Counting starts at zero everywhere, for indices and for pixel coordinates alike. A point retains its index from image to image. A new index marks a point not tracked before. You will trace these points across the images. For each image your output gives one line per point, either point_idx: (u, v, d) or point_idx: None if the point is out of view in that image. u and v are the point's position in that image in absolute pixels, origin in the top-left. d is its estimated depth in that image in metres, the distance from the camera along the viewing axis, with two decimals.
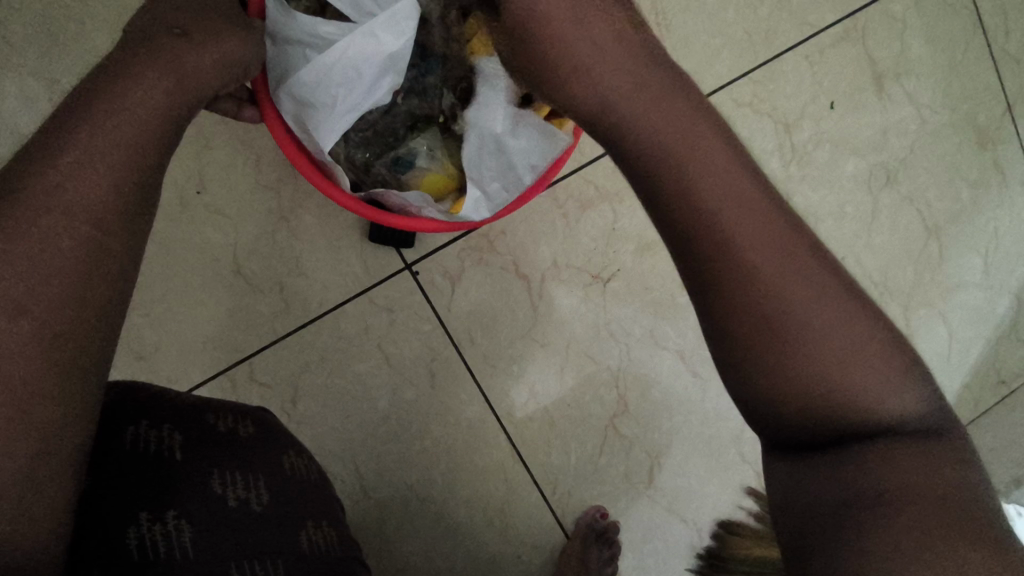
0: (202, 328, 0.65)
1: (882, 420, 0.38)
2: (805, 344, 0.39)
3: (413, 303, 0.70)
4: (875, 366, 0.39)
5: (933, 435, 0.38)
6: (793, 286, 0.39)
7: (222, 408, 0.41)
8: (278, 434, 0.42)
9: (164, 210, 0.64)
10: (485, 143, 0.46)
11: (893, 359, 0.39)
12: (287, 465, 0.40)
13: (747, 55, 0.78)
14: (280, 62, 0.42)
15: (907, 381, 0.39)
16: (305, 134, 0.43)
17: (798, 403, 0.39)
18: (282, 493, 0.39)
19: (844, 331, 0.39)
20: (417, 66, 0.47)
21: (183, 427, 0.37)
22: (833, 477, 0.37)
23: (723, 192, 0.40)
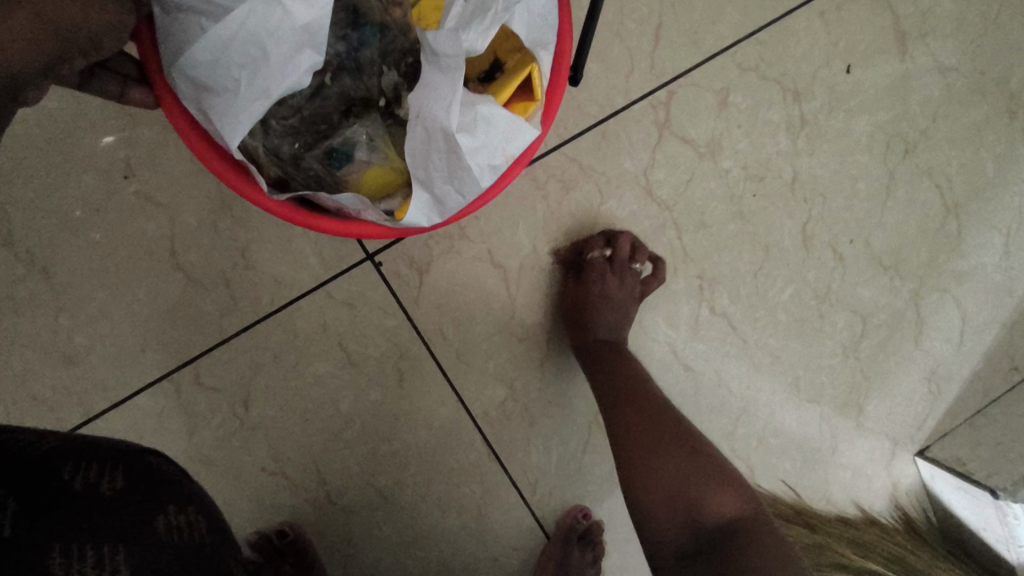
0: (137, 328, 0.59)
1: (642, 522, 0.60)
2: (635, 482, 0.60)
3: (376, 297, 0.64)
4: (649, 527, 0.59)
5: (666, 532, 0.58)
6: (628, 439, 0.62)
7: (84, 458, 0.35)
8: (154, 487, 0.36)
9: (88, 196, 0.57)
10: (434, 139, 0.36)
11: (645, 477, 0.60)
12: (161, 528, 0.34)
13: (754, 11, 0.69)
14: (173, 36, 0.34)
15: (659, 506, 0.59)
16: (211, 125, 0.36)
17: (647, 490, 0.60)
18: (151, 568, 0.32)
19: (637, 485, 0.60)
20: (348, 37, 0.39)
21: (23, 489, 0.31)
22: (654, 527, 0.59)
23: None
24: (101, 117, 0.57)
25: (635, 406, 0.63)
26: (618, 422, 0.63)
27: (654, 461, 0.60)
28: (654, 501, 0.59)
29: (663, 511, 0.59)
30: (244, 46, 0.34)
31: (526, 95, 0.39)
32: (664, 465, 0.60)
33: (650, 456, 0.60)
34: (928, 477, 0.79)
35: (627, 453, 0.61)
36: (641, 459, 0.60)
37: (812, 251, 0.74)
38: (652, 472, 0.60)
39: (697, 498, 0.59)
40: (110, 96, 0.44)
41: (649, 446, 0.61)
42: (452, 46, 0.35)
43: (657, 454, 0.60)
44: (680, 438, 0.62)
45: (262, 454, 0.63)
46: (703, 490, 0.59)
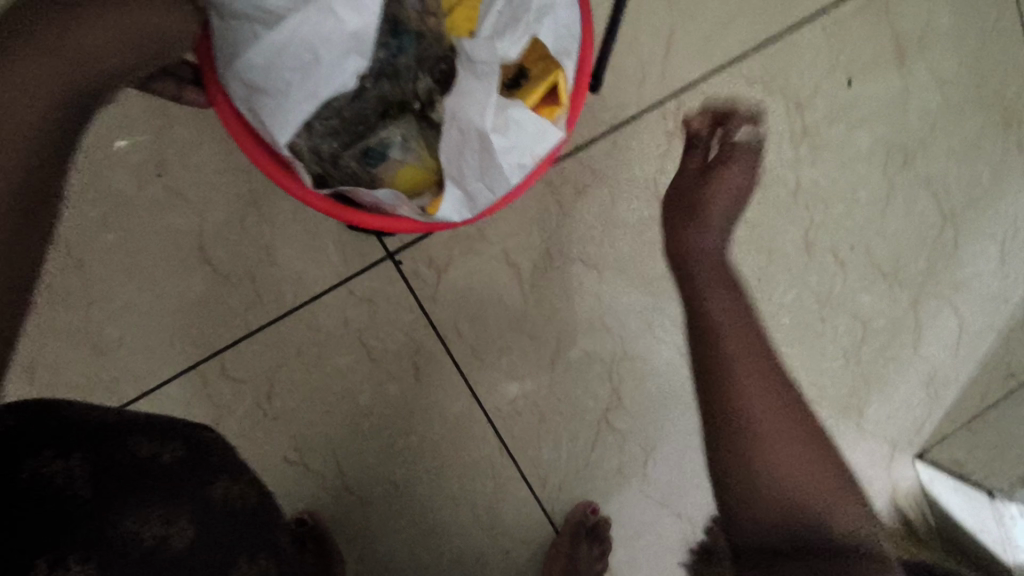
0: (165, 319, 0.62)
1: (726, 474, 0.56)
2: (746, 447, 0.54)
3: (396, 294, 0.66)
4: (750, 497, 0.54)
5: (770, 523, 0.53)
6: (757, 401, 0.56)
7: (146, 429, 0.37)
8: (209, 456, 0.38)
9: (123, 192, 0.60)
10: (468, 140, 0.39)
11: (765, 446, 0.54)
12: (220, 495, 0.37)
13: (760, 26, 0.72)
14: (228, 41, 0.37)
15: (768, 479, 0.53)
16: (260, 124, 0.38)
17: (760, 459, 0.54)
18: (212, 529, 0.35)
19: (756, 443, 0.54)
20: (388, 44, 0.42)
21: (96, 456, 0.34)
22: (753, 502, 0.54)
23: None
24: (139, 118, 0.60)
25: (750, 359, 0.57)
26: (755, 397, 0.56)
27: (769, 425, 0.55)
28: (792, 490, 0.53)
29: (766, 488, 0.53)
30: (296, 52, 0.36)
31: (551, 100, 0.41)
32: (784, 453, 0.54)
33: (771, 441, 0.54)
34: (927, 480, 0.80)
35: (756, 435, 0.55)
36: (767, 442, 0.54)
37: (814, 256, 0.76)
38: (771, 456, 0.54)
39: (818, 491, 0.54)
40: (168, 96, 0.48)
41: (771, 435, 0.55)
42: (487, 53, 0.38)
43: (773, 421, 0.55)
44: (798, 414, 0.57)
45: (282, 444, 0.65)
46: (802, 489, 0.53)
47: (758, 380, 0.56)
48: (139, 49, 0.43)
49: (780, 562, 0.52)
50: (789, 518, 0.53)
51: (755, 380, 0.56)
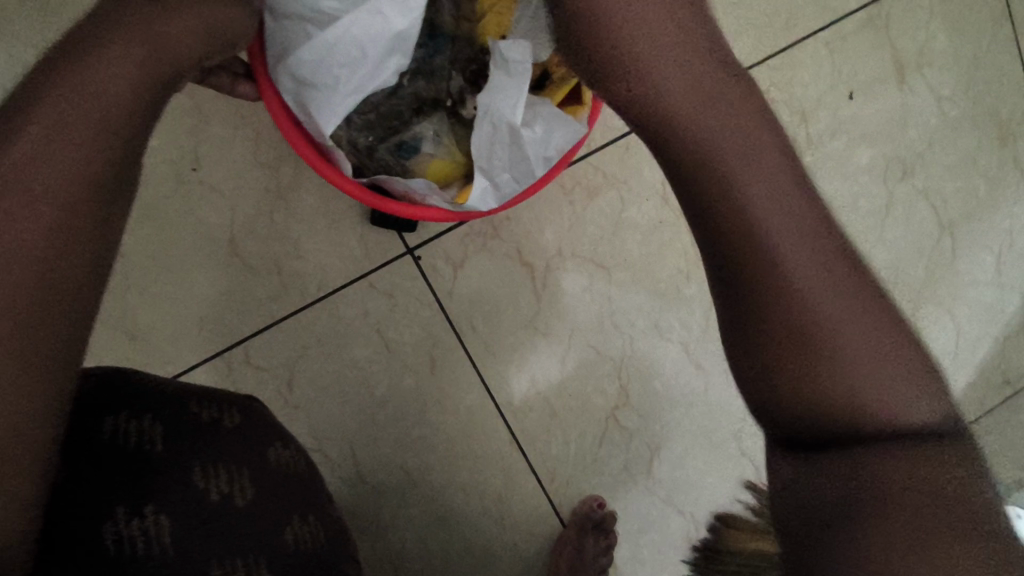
0: (195, 307, 0.64)
1: (750, 291, 0.39)
2: (759, 241, 0.39)
3: (414, 288, 0.69)
4: (834, 317, 0.38)
5: (815, 370, 0.38)
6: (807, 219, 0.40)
7: (206, 397, 0.40)
8: (262, 425, 0.41)
9: (159, 184, 0.63)
10: (499, 133, 0.43)
11: (821, 274, 0.39)
12: (273, 458, 0.39)
13: (766, 41, 0.76)
14: (280, 39, 0.41)
15: (812, 329, 0.38)
16: (307, 116, 0.41)
17: (806, 282, 0.38)
18: (269, 488, 0.38)
19: (795, 256, 0.38)
20: (426, 44, 0.45)
21: (166, 418, 0.37)
22: (809, 337, 0.38)
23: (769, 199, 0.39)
24: (178, 116, 0.63)
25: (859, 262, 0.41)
26: (782, 236, 0.39)
27: (808, 246, 0.39)
28: (868, 371, 0.38)
29: (797, 292, 0.38)
30: (346, 49, 0.40)
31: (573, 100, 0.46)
32: (864, 338, 0.38)
33: (855, 311, 0.38)
34: None
35: (805, 277, 0.38)
36: (830, 305, 0.38)
37: None
38: (841, 313, 0.38)
39: (833, 351, 0.38)
40: (223, 89, 0.51)
41: (831, 284, 0.39)
42: (519, 54, 0.42)
43: (835, 285, 0.39)
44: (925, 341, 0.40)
45: (302, 432, 0.67)
46: (965, 468, 0.37)
47: (806, 213, 0.40)
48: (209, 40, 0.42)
49: (873, 471, 0.36)
50: (807, 369, 0.38)
51: (788, 190, 0.40)
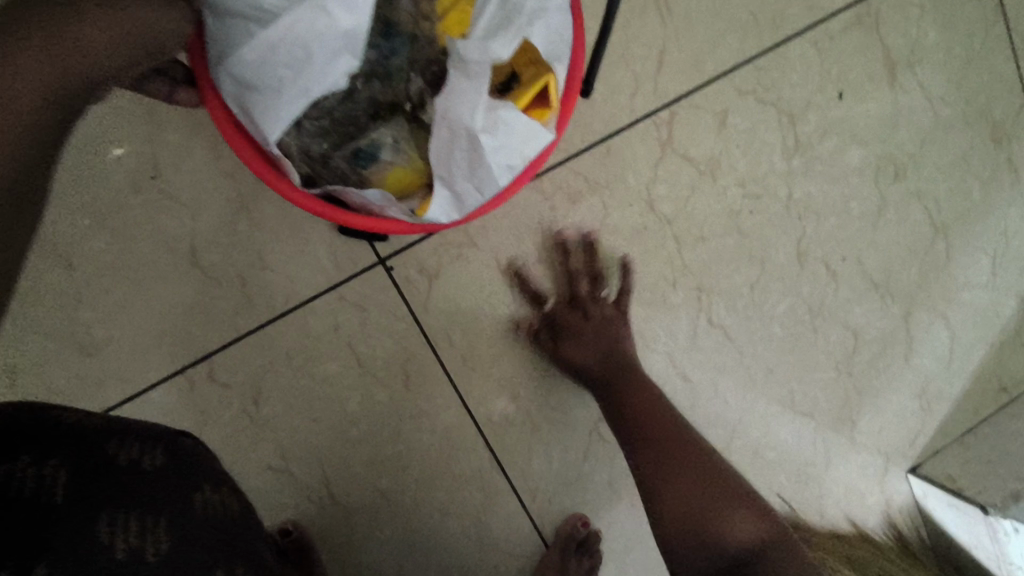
0: (154, 323, 0.61)
1: (678, 552, 0.63)
2: (677, 514, 0.64)
3: (387, 300, 0.66)
4: (695, 532, 0.63)
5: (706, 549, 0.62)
6: (677, 473, 0.65)
7: (130, 436, 0.37)
8: (192, 468, 0.37)
9: (115, 194, 0.60)
10: (458, 139, 0.39)
11: (699, 502, 0.64)
12: (197, 503, 0.35)
13: (752, 40, 0.73)
14: (223, 40, 0.38)
15: (696, 544, 0.62)
16: (253, 122, 0.39)
17: (693, 533, 0.63)
18: (190, 538, 0.33)
19: (691, 493, 0.64)
20: (380, 46, 0.42)
21: (75, 464, 0.33)
22: (688, 548, 0.63)
23: (645, 419, 0.68)
24: (133, 121, 0.60)
25: (666, 440, 0.67)
26: (671, 492, 0.65)
27: (678, 484, 0.65)
28: (716, 521, 0.63)
29: (686, 543, 0.63)
30: (289, 50, 0.37)
31: (542, 102, 0.42)
32: (678, 494, 0.64)
33: (667, 482, 0.65)
34: (920, 494, 0.80)
35: (652, 476, 0.66)
36: (662, 482, 0.65)
37: (806, 268, 0.76)
38: (667, 497, 0.65)
39: (715, 529, 0.62)
40: (159, 97, 0.48)
41: (687, 466, 0.66)
42: (478, 54, 0.38)
43: (678, 475, 0.65)
44: (687, 445, 0.67)
45: (269, 452, 0.64)
46: (733, 498, 0.64)
47: (687, 467, 0.66)
48: (132, 51, 0.42)
49: None
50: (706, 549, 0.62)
51: (665, 461, 0.66)
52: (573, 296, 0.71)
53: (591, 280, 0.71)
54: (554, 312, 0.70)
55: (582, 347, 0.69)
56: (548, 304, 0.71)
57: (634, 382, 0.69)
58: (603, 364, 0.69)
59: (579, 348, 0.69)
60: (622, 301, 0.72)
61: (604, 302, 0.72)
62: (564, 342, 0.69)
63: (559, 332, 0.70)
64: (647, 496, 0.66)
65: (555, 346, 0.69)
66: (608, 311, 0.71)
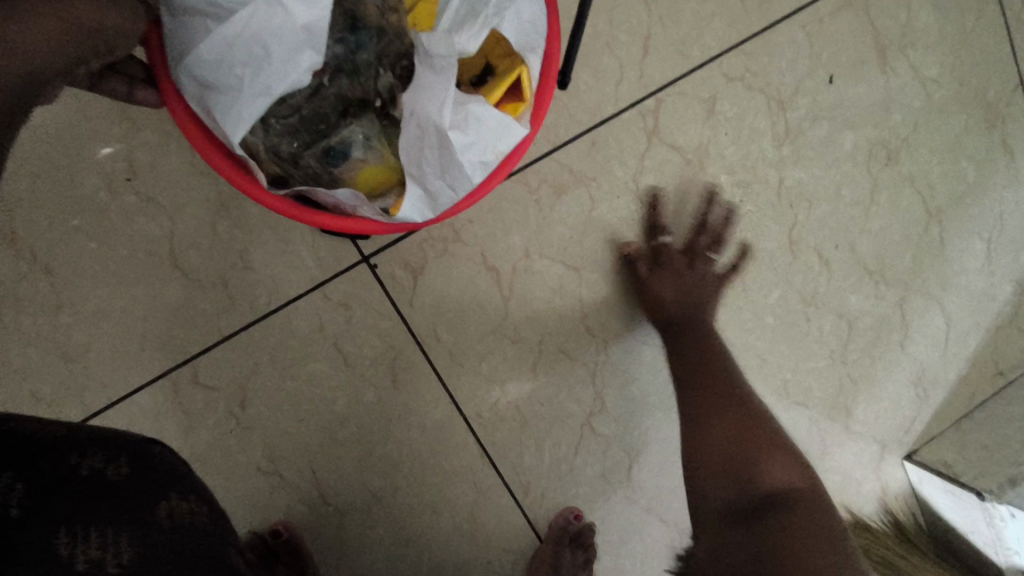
0: (136, 326, 0.60)
1: (706, 491, 0.66)
2: (706, 453, 0.66)
3: (372, 297, 0.65)
4: (725, 471, 0.65)
5: (742, 492, 0.64)
6: (716, 414, 0.67)
7: (93, 443, 0.36)
8: (158, 475, 0.37)
9: (91, 197, 0.59)
10: (427, 136, 0.39)
11: (733, 441, 0.66)
12: (163, 511, 0.35)
13: (739, 24, 0.72)
14: (181, 38, 0.38)
15: (724, 484, 0.65)
16: (214, 122, 0.39)
17: (723, 477, 0.65)
18: (155, 548, 0.33)
19: (723, 435, 0.66)
20: (346, 39, 0.42)
21: (32, 475, 0.32)
22: (717, 488, 0.65)
23: (695, 365, 0.69)
24: (107, 121, 0.59)
25: (713, 384, 0.68)
26: (707, 434, 0.67)
27: (713, 426, 0.67)
28: (756, 467, 0.64)
29: (716, 480, 0.65)
30: (247, 46, 0.37)
31: (514, 97, 0.42)
32: (722, 431, 0.67)
33: (712, 419, 0.67)
34: (916, 480, 0.80)
35: (698, 411, 0.68)
36: (710, 415, 0.67)
37: (799, 256, 0.75)
38: (706, 433, 0.67)
39: (753, 469, 0.64)
40: (118, 97, 0.46)
41: (735, 408, 0.68)
42: (444, 48, 0.39)
43: (720, 419, 0.67)
44: (728, 385, 0.69)
45: (257, 453, 0.64)
46: (778, 449, 0.66)
47: (728, 410, 0.67)
48: (84, 43, 0.36)
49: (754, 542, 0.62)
50: (740, 494, 0.64)
51: (715, 404, 0.68)
52: (691, 246, 0.73)
53: (710, 242, 0.73)
54: (662, 248, 0.71)
55: (672, 284, 0.71)
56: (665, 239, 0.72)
57: (700, 325, 0.71)
58: (685, 309, 0.71)
59: (672, 287, 0.71)
60: (725, 276, 0.73)
61: (710, 267, 0.73)
62: (660, 273, 0.71)
63: (659, 264, 0.71)
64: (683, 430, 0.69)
65: (650, 274, 0.71)
66: (710, 274, 0.73)
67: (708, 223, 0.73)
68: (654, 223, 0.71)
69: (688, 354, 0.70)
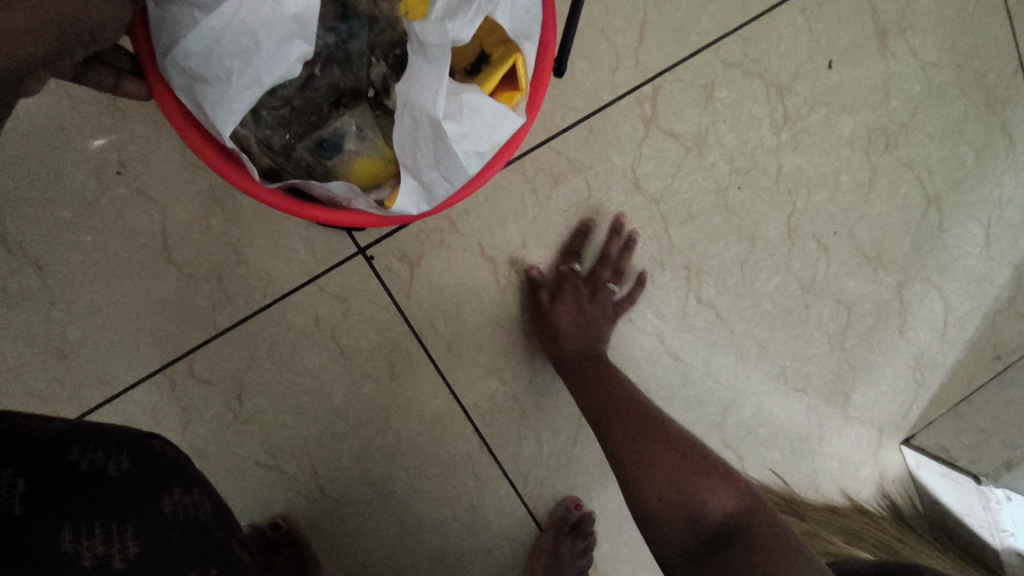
0: (130, 322, 0.60)
1: (660, 537, 0.60)
2: (651, 494, 0.61)
3: (368, 290, 0.64)
4: (674, 511, 0.60)
5: (697, 527, 0.59)
6: (649, 450, 0.63)
7: (90, 441, 0.36)
8: (159, 471, 0.37)
9: (81, 191, 0.58)
10: (421, 127, 0.39)
11: (671, 474, 0.61)
12: (166, 506, 0.35)
13: (737, 8, 0.71)
14: (167, 29, 0.37)
15: (678, 525, 0.59)
16: (204, 115, 0.38)
17: (674, 517, 0.60)
18: (160, 543, 0.33)
19: (662, 470, 0.61)
20: (337, 29, 0.42)
21: (32, 472, 0.32)
22: (671, 530, 0.59)
23: (614, 405, 0.65)
24: (95, 113, 0.58)
25: (634, 421, 0.64)
26: (646, 475, 0.61)
27: (650, 466, 0.62)
28: (703, 496, 0.60)
29: (668, 523, 0.60)
30: (235, 37, 0.36)
31: (510, 85, 0.41)
32: (661, 469, 0.61)
33: (649, 462, 0.62)
34: (913, 465, 0.80)
35: (632, 458, 0.63)
36: (644, 458, 0.62)
37: (797, 243, 0.75)
38: (645, 474, 0.61)
39: (699, 501, 0.60)
40: (105, 88, 0.45)
41: (666, 445, 0.63)
42: (436, 36, 0.38)
43: (654, 456, 0.62)
44: (647, 419, 0.65)
45: (256, 447, 0.64)
46: (715, 471, 0.62)
47: (660, 444, 0.63)
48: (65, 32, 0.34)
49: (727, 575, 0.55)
50: (699, 529, 0.59)
51: (645, 442, 0.63)
52: (590, 273, 0.70)
53: (611, 273, 0.70)
54: (569, 274, 0.69)
55: (573, 317, 0.68)
56: (565, 267, 0.70)
57: (605, 375, 0.68)
58: (586, 347, 0.68)
59: (571, 322, 0.68)
60: (623, 306, 0.71)
61: (609, 297, 0.70)
62: (563, 303, 0.68)
63: (560, 295, 0.68)
64: (619, 477, 0.63)
65: (551, 305, 0.68)
66: (608, 305, 0.70)
67: (608, 255, 0.70)
68: (570, 247, 0.70)
69: (609, 394, 0.66)
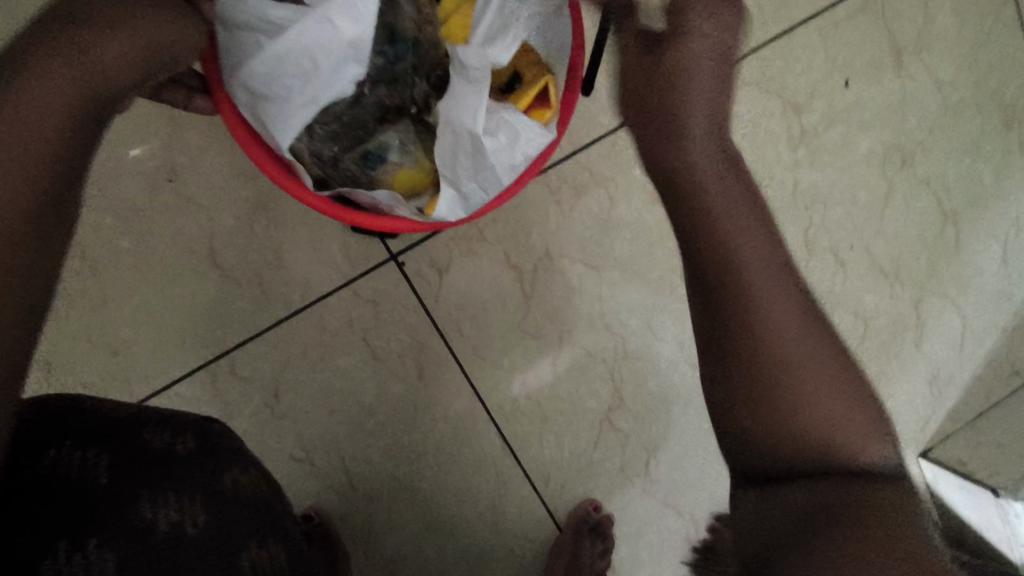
0: (177, 320, 0.64)
1: (752, 432, 0.42)
2: (755, 374, 0.42)
3: (399, 294, 0.68)
4: (786, 401, 0.42)
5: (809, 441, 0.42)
6: (773, 306, 0.43)
7: (161, 423, 0.39)
8: (221, 450, 0.40)
9: (136, 197, 0.63)
10: (461, 142, 0.44)
11: (796, 354, 0.43)
12: (229, 485, 0.38)
13: (756, 30, 0.73)
14: (235, 52, 0.42)
15: (781, 421, 0.42)
16: (264, 128, 0.43)
17: (776, 423, 0.42)
18: (222, 513, 0.37)
19: (784, 348, 0.43)
20: (385, 52, 0.46)
21: (115, 448, 0.36)
22: (763, 441, 0.42)
23: (736, 232, 0.45)
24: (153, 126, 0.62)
25: (757, 261, 0.44)
26: (758, 333, 0.43)
27: (767, 319, 0.43)
28: (823, 400, 0.42)
29: (767, 413, 0.42)
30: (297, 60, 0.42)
31: (541, 104, 0.46)
32: (782, 336, 0.43)
33: (762, 320, 0.42)
34: (932, 478, 0.80)
35: (747, 308, 0.43)
36: (756, 311, 0.43)
37: (814, 256, 0.77)
38: (757, 331, 0.43)
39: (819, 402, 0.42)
40: (175, 105, 0.50)
41: (798, 303, 0.45)
42: (475, 61, 0.43)
43: (773, 313, 0.43)
44: (780, 276, 0.44)
45: (290, 441, 0.67)
46: (853, 379, 0.43)
47: (789, 304, 0.44)
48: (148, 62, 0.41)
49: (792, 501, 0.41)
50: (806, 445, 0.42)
51: (766, 291, 0.44)
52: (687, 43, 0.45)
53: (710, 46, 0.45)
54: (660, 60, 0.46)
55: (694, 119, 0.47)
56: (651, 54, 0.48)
57: (760, 240, 0.45)
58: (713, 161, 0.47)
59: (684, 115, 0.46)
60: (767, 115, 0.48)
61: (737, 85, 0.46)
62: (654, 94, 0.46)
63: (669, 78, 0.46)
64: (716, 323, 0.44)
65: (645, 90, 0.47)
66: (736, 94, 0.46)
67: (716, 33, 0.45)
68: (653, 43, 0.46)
69: (739, 238, 0.44)
